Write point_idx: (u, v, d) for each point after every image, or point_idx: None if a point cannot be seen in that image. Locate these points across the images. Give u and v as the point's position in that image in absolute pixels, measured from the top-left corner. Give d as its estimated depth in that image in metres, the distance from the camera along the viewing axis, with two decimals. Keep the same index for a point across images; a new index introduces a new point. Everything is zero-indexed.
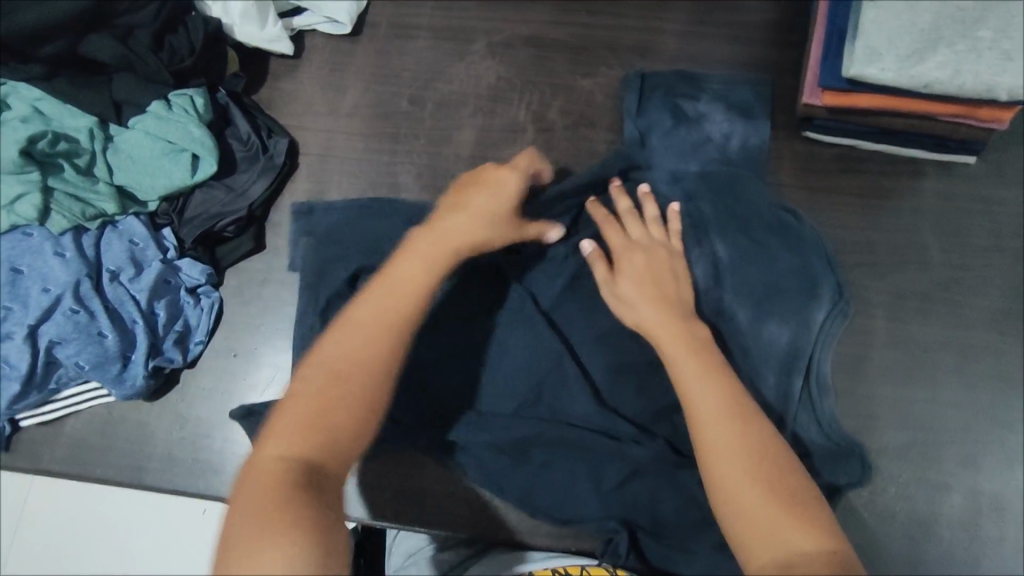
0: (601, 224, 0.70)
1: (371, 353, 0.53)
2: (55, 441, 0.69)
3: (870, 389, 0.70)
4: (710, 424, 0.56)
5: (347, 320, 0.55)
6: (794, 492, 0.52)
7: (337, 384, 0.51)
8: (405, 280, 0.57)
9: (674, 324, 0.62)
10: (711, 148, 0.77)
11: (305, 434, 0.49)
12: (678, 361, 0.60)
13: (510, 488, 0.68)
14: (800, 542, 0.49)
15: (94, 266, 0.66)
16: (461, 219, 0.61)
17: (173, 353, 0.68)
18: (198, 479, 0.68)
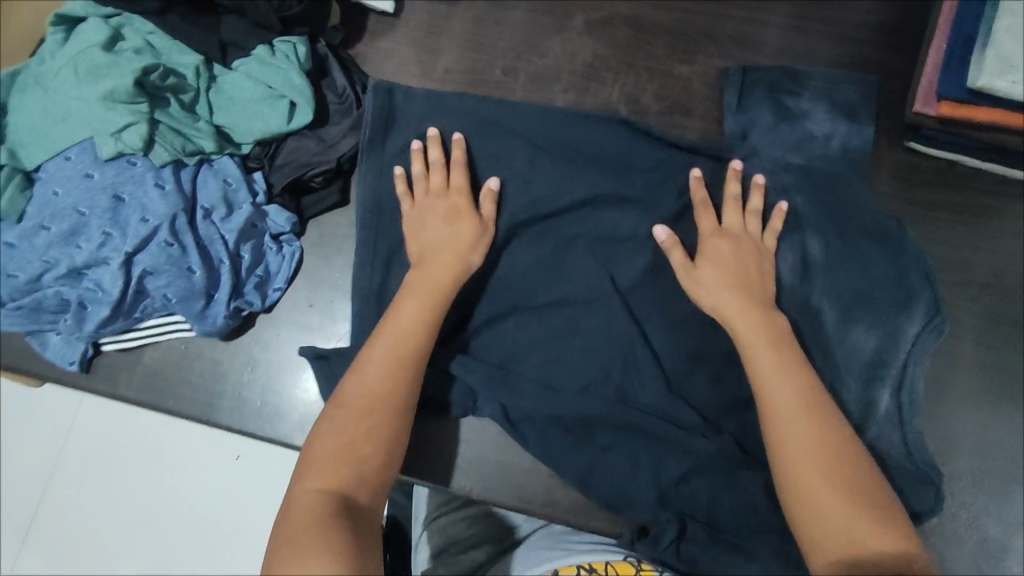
0: (697, 204, 0.70)
1: (391, 390, 0.58)
2: (133, 367, 0.71)
3: (950, 412, 0.68)
4: (787, 417, 0.56)
5: (364, 358, 0.60)
6: (865, 491, 0.52)
7: (360, 419, 0.56)
8: (410, 322, 0.61)
9: (752, 314, 0.62)
10: (813, 149, 0.75)
11: (336, 469, 0.53)
12: (753, 349, 0.60)
13: (571, 471, 0.66)
14: (870, 541, 0.49)
15: (190, 202, 0.67)
16: (441, 231, 0.67)
17: (253, 296, 0.70)
18: (267, 422, 0.70)
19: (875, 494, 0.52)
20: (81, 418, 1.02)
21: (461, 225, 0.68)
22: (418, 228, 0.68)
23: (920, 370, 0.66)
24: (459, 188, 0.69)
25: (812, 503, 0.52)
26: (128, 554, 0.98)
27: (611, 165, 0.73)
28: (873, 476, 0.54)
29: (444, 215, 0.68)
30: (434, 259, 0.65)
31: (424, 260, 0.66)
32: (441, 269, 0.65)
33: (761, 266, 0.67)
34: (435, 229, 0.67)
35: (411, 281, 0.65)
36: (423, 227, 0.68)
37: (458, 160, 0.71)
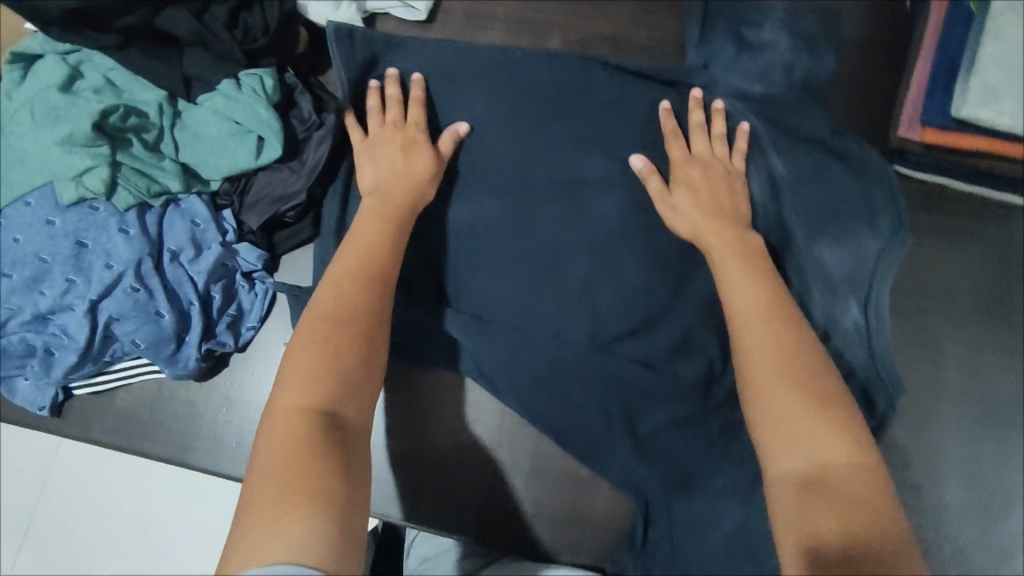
0: (669, 133, 0.70)
1: (358, 300, 0.55)
2: (106, 411, 0.70)
3: (936, 441, 0.68)
4: (754, 326, 0.55)
5: (330, 277, 0.57)
6: (832, 398, 0.51)
7: (332, 330, 0.53)
8: (375, 240, 0.60)
9: (724, 239, 0.63)
10: (803, 156, 0.72)
11: (315, 380, 0.49)
12: (726, 268, 0.60)
13: (553, 506, 0.68)
14: (830, 453, 0.48)
15: (157, 245, 0.65)
16: (399, 155, 0.66)
17: (225, 336, 0.68)
18: (243, 465, 0.69)
19: (843, 402, 0.51)
20: None
21: (416, 155, 0.67)
22: (373, 155, 0.67)
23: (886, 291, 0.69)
24: (418, 122, 0.69)
25: (777, 411, 0.50)
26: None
27: (596, 185, 0.71)
28: (837, 384, 0.52)
29: (401, 145, 0.67)
30: (393, 191, 0.64)
31: (383, 189, 0.65)
32: (405, 195, 0.64)
33: (733, 198, 0.67)
34: (388, 154, 0.67)
35: (374, 203, 0.64)
36: (378, 156, 0.67)
37: (416, 94, 0.71)
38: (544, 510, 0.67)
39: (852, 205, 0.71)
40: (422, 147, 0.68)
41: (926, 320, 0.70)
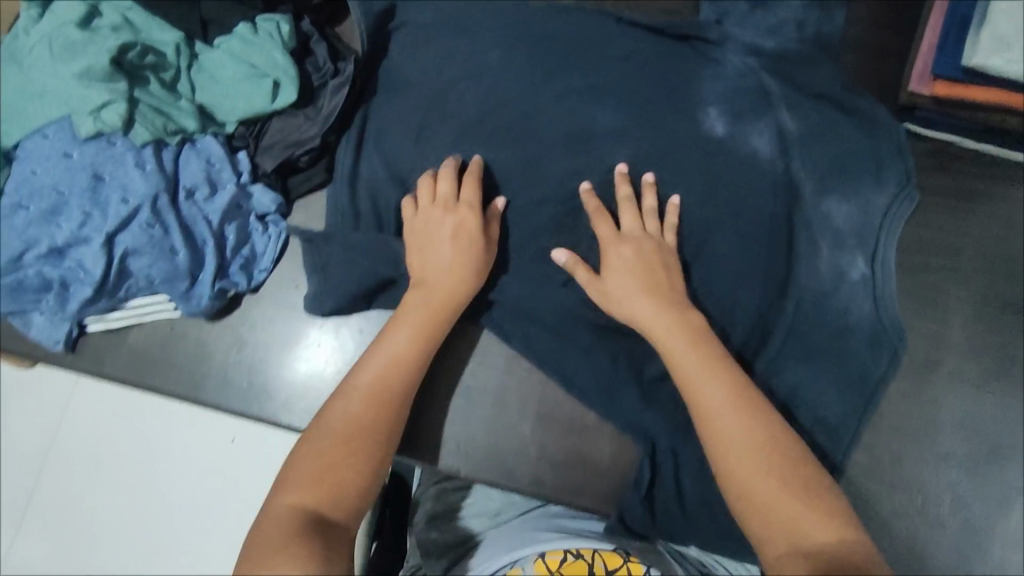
0: (592, 213, 0.68)
1: (375, 418, 0.57)
2: (118, 348, 0.71)
3: (940, 397, 0.68)
4: (727, 428, 0.56)
5: (352, 386, 0.59)
6: (808, 486, 0.53)
7: (344, 445, 0.55)
8: (404, 349, 0.61)
9: (668, 310, 0.63)
10: (811, 113, 0.73)
11: (316, 489, 0.52)
12: (677, 356, 0.61)
13: (555, 451, 0.68)
14: (811, 531, 0.51)
15: (172, 181, 0.66)
16: (448, 250, 0.65)
17: (238, 277, 0.70)
18: (254, 402, 0.70)
19: (816, 482, 0.54)
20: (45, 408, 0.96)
21: (464, 243, 0.66)
22: (424, 243, 0.66)
23: (892, 246, 0.70)
24: (469, 203, 0.67)
25: (745, 492, 0.54)
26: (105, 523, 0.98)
27: (603, 137, 0.72)
28: (807, 464, 0.55)
29: (452, 232, 0.66)
30: (432, 282, 0.64)
31: (429, 284, 0.64)
32: (445, 293, 0.64)
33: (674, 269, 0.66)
34: (440, 245, 0.65)
35: (410, 301, 0.64)
36: (428, 241, 0.66)
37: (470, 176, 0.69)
38: (549, 453, 0.68)
39: (860, 162, 0.71)
40: (473, 244, 0.66)
41: (929, 276, 0.70)
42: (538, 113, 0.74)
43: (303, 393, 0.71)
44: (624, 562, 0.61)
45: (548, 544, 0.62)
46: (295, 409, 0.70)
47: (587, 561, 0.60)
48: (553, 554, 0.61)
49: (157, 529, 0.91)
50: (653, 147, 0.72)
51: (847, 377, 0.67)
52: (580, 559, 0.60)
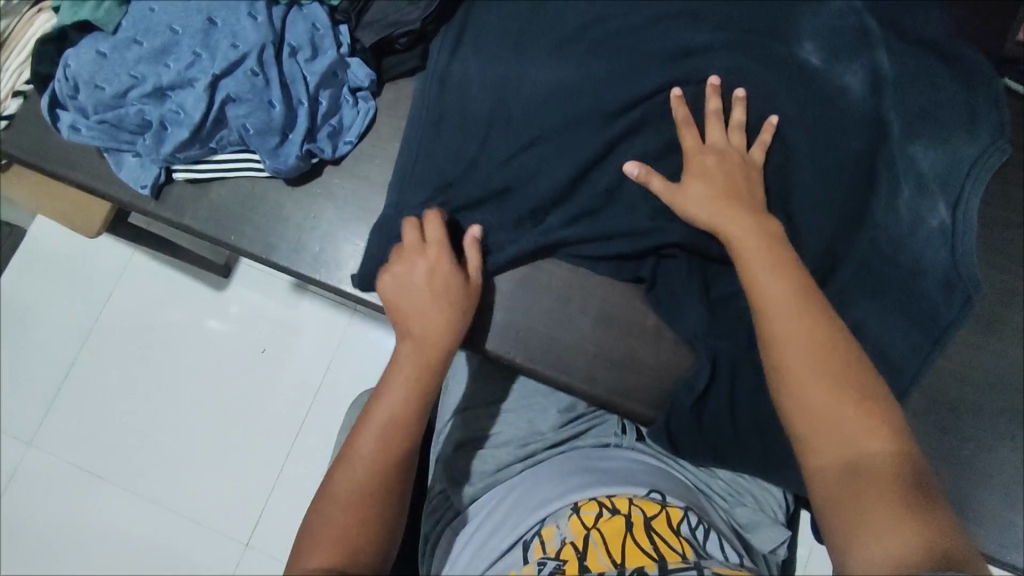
0: (681, 120, 0.68)
1: (380, 472, 0.58)
2: (200, 201, 0.73)
3: (1001, 348, 0.68)
4: (785, 327, 0.56)
5: (354, 447, 0.59)
6: (869, 397, 0.52)
7: (357, 507, 0.56)
8: (401, 402, 0.61)
9: (743, 214, 0.62)
10: (910, 58, 0.72)
11: (334, 550, 0.54)
12: (747, 255, 0.60)
13: (612, 353, 0.69)
14: (867, 443, 0.50)
15: (279, 37, 0.68)
16: (433, 314, 0.63)
17: (325, 144, 0.71)
18: (324, 268, 0.72)
19: (874, 390, 0.53)
20: (140, 302, 1.19)
21: (441, 286, 0.64)
22: (400, 306, 0.64)
23: (976, 197, 0.69)
24: (438, 243, 0.65)
25: (804, 395, 0.53)
26: (167, 410, 1.15)
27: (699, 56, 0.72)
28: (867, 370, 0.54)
29: (424, 281, 0.63)
30: (418, 327, 0.62)
31: (417, 332, 0.63)
32: (439, 341, 0.62)
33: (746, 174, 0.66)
34: (422, 312, 0.63)
35: (400, 350, 0.63)
36: (408, 302, 0.64)
37: (433, 225, 0.66)
38: (605, 352, 0.69)
39: (954, 112, 0.71)
40: (453, 296, 0.64)
41: (1006, 231, 0.71)
42: (634, 25, 0.74)
43: None
44: (660, 510, 0.64)
45: (584, 494, 0.66)
46: None
47: (625, 514, 0.63)
48: (589, 510, 0.64)
49: (220, 412, 1.15)
50: (748, 69, 0.71)
51: (914, 319, 0.67)
52: (617, 513, 0.63)
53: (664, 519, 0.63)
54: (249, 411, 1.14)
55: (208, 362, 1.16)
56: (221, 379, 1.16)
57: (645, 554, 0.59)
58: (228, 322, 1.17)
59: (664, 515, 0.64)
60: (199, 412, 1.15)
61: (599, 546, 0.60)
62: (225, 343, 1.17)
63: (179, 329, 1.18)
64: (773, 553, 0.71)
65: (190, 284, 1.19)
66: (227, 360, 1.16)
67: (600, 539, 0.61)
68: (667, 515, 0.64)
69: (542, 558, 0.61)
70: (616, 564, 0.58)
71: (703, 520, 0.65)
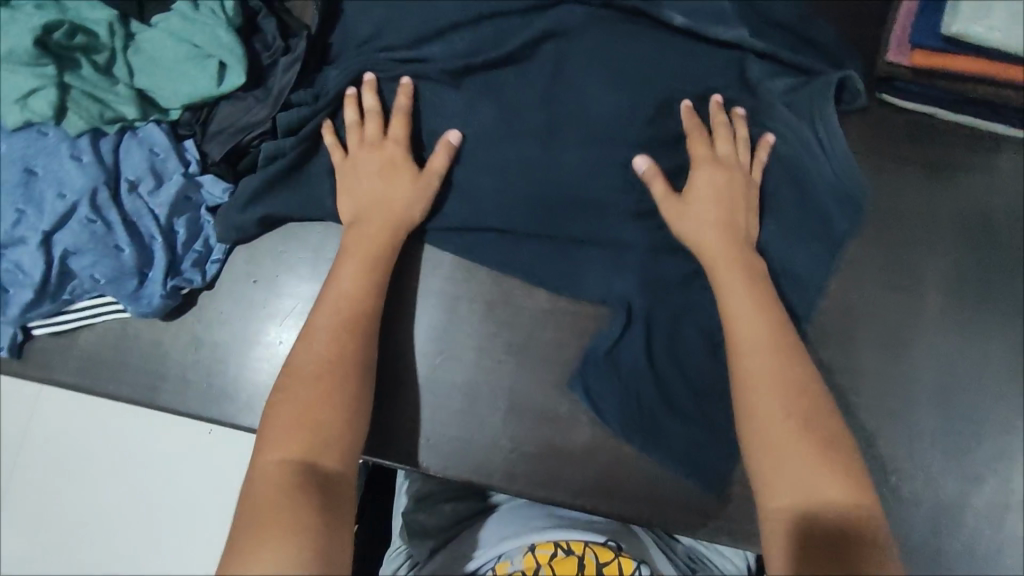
0: (693, 129, 0.67)
1: (338, 354, 0.59)
2: (67, 352, 0.67)
3: (912, 371, 0.67)
4: (761, 370, 0.56)
5: (311, 329, 0.60)
6: (833, 441, 0.53)
7: (318, 389, 0.57)
8: (352, 282, 0.62)
9: (732, 252, 0.62)
10: (788, 83, 0.69)
11: (294, 435, 0.54)
12: (730, 297, 0.60)
13: (527, 446, 0.66)
14: (824, 488, 0.51)
15: (113, 173, 0.62)
16: (381, 190, 0.65)
17: (192, 273, 0.66)
18: (214, 404, 0.67)
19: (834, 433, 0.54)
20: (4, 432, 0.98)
21: (394, 164, 0.66)
22: (362, 176, 0.65)
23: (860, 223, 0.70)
24: (396, 140, 0.67)
25: (765, 430, 0.54)
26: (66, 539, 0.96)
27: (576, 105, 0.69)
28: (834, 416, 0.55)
29: (381, 164, 0.66)
30: (372, 209, 0.65)
31: (363, 212, 0.65)
32: (386, 227, 0.64)
33: (745, 202, 0.65)
34: (375, 186, 0.65)
35: (351, 235, 0.64)
36: (364, 177, 0.65)
37: (402, 109, 0.68)
38: (522, 446, 0.66)
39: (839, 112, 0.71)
40: (406, 175, 0.66)
41: (902, 250, 0.69)
42: (504, 82, 0.71)
43: (264, 395, 0.67)
44: (614, 558, 0.63)
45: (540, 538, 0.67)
46: (256, 410, 0.66)
47: (578, 556, 0.63)
48: (544, 550, 0.64)
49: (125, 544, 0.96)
50: (625, 119, 0.69)
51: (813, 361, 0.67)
52: (570, 555, 0.63)
53: (616, 568, 0.62)
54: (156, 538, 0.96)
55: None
56: (116, 509, 0.96)
57: None
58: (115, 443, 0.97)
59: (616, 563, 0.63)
60: (99, 549, 0.96)
61: None
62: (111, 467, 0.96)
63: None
64: None
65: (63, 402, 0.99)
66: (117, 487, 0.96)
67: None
68: (620, 564, 0.62)
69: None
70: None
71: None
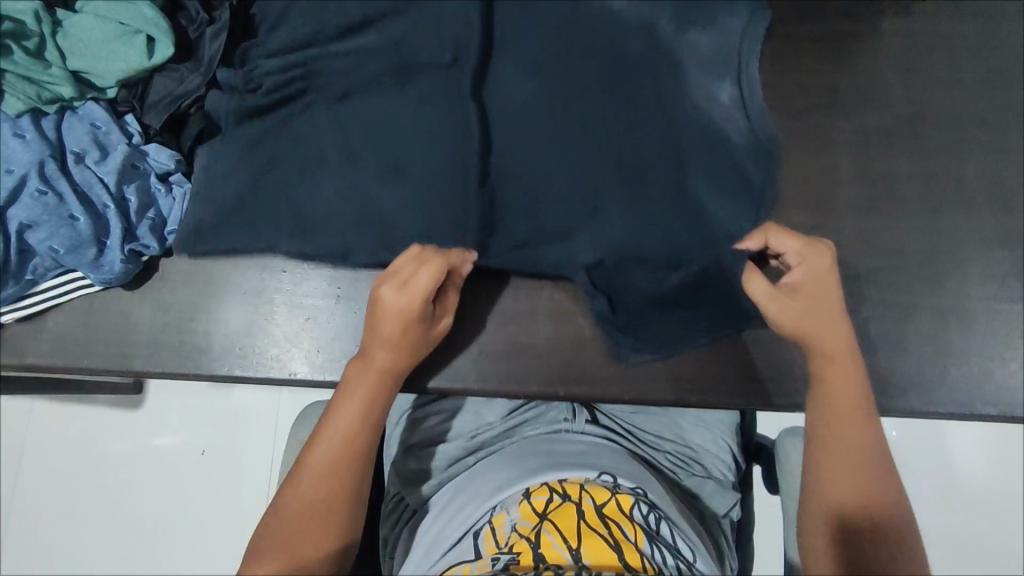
0: (767, 238, 0.66)
1: (328, 493, 0.61)
2: (39, 336, 0.69)
3: (839, 222, 0.71)
4: (839, 443, 0.63)
5: (307, 463, 0.62)
6: (879, 494, 0.62)
7: (306, 530, 0.60)
8: (351, 420, 0.63)
9: (846, 352, 0.64)
10: None
11: (282, 565, 0.59)
12: (835, 390, 0.63)
13: (493, 348, 0.69)
14: (862, 520, 0.61)
15: (59, 148, 0.66)
16: (388, 347, 0.63)
17: (149, 239, 0.68)
18: (189, 360, 0.69)
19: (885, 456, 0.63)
20: (66, 432, 1.14)
21: (408, 330, 0.64)
22: (384, 338, 0.63)
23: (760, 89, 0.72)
24: (415, 296, 0.63)
25: (829, 473, 0.62)
26: (128, 512, 1.12)
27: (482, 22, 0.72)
28: (890, 478, 0.63)
29: (398, 323, 0.63)
30: (383, 356, 0.63)
31: (372, 350, 0.64)
32: (387, 371, 0.64)
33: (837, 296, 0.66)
34: (383, 341, 0.63)
35: (352, 372, 0.64)
36: (387, 335, 0.63)
37: (422, 282, 0.63)
38: (490, 349, 0.69)
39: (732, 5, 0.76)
40: (413, 329, 0.64)
41: (812, 115, 0.74)
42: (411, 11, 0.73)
43: (239, 343, 0.69)
44: (611, 496, 0.66)
45: (535, 481, 0.69)
46: (231, 357, 0.69)
47: (576, 502, 0.66)
48: (539, 496, 0.67)
49: (178, 509, 1.12)
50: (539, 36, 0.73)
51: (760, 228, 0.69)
52: (568, 500, 0.66)
53: (615, 506, 0.65)
54: (206, 499, 1.12)
55: (161, 475, 1.13)
56: (168, 481, 1.12)
57: (602, 540, 0.62)
58: (168, 432, 1.13)
59: (614, 502, 0.66)
60: (157, 515, 1.12)
61: (554, 536, 0.63)
62: (164, 448, 1.13)
63: (116, 456, 1.13)
64: (727, 514, 0.78)
65: (104, 412, 1.14)
66: (165, 466, 1.13)
67: (552, 528, 0.63)
68: (619, 501, 0.66)
69: (495, 553, 0.64)
70: (572, 548, 0.62)
71: (654, 507, 0.67)
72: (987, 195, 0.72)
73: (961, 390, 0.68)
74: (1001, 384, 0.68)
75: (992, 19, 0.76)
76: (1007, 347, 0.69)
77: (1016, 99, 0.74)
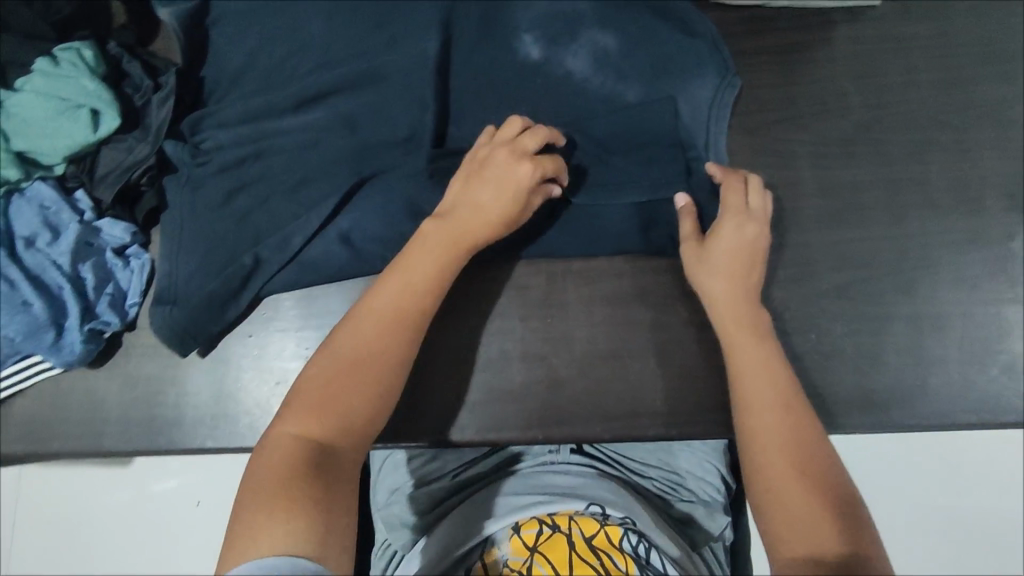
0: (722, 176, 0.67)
1: (384, 345, 0.57)
2: (6, 422, 0.68)
3: (806, 236, 0.70)
4: (762, 454, 0.54)
5: (364, 308, 0.58)
6: (835, 508, 0.50)
7: (352, 376, 0.55)
8: (421, 272, 0.60)
9: (755, 357, 0.60)
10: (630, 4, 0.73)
11: (317, 414, 0.53)
12: (754, 404, 0.57)
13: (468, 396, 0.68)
14: (827, 545, 0.48)
15: (9, 236, 0.66)
16: (472, 210, 0.62)
17: (109, 315, 0.67)
18: (159, 433, 0.68)
19: (836, 479, 0.52)
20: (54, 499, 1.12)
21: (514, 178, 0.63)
22: (474, 204, 0.62)
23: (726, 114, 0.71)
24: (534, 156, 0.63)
25: (775, 494, 0.52)
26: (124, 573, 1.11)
27: (428, 64, 0.71)
28: (839, 485, 0.52)
29: (505, 174, 0.62)
30: (464, 221, 0.62)
31: (454, 216, 0.62)
32: (465, 236, 0.62)
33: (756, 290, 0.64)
34: (471, 210, 0.62)
35: (431, 225, 0.62)
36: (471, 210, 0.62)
37: (542, 163, 0.63)
38: (463, 396, 0.68)
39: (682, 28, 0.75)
40: (508, 206, 0.63)
41: (770, 130, 0.74)
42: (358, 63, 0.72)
43: (209, 411, 0.68)
44: (600, 528, 0.64)
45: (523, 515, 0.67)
46: (203, 428, 0.68)
47: (565, 534, 0.64)
48: (529, 530, 0.65)
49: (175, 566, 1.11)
50: (490, 75, 0.72)
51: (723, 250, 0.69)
52: (557, 532, 0.64)
53: (604, 538, 0.64)
54: (202, 554, 1.10)
55: (154, 533, 1.11)
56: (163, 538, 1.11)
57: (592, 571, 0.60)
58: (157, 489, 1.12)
59: (604, 534, 0.64)
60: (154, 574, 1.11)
61: (545, 569, 0.61)
62: (155, 505, 1.11)
63: (106, 518, 1.12)
64: (717, 538, 0.77)
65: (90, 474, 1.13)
66: (159, 522, 1.11)
67: (543, 562, 0.62)
68: (608, 533, 0.64)
69: None
70: None
71: (643, 535, 0.65)
72: (953, 197, 0.71)
73: (942, 397, 0.67)
74: (981, 388, 0.67)
75: (943, 20, 0.76)
76: (984, 349, 0.68)
77: (972, 98, 0.74)
